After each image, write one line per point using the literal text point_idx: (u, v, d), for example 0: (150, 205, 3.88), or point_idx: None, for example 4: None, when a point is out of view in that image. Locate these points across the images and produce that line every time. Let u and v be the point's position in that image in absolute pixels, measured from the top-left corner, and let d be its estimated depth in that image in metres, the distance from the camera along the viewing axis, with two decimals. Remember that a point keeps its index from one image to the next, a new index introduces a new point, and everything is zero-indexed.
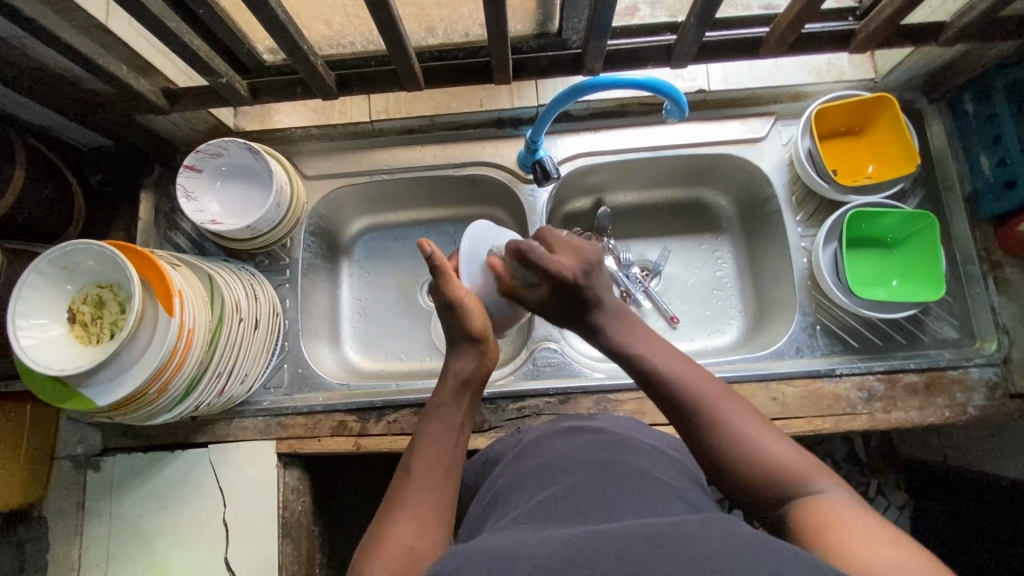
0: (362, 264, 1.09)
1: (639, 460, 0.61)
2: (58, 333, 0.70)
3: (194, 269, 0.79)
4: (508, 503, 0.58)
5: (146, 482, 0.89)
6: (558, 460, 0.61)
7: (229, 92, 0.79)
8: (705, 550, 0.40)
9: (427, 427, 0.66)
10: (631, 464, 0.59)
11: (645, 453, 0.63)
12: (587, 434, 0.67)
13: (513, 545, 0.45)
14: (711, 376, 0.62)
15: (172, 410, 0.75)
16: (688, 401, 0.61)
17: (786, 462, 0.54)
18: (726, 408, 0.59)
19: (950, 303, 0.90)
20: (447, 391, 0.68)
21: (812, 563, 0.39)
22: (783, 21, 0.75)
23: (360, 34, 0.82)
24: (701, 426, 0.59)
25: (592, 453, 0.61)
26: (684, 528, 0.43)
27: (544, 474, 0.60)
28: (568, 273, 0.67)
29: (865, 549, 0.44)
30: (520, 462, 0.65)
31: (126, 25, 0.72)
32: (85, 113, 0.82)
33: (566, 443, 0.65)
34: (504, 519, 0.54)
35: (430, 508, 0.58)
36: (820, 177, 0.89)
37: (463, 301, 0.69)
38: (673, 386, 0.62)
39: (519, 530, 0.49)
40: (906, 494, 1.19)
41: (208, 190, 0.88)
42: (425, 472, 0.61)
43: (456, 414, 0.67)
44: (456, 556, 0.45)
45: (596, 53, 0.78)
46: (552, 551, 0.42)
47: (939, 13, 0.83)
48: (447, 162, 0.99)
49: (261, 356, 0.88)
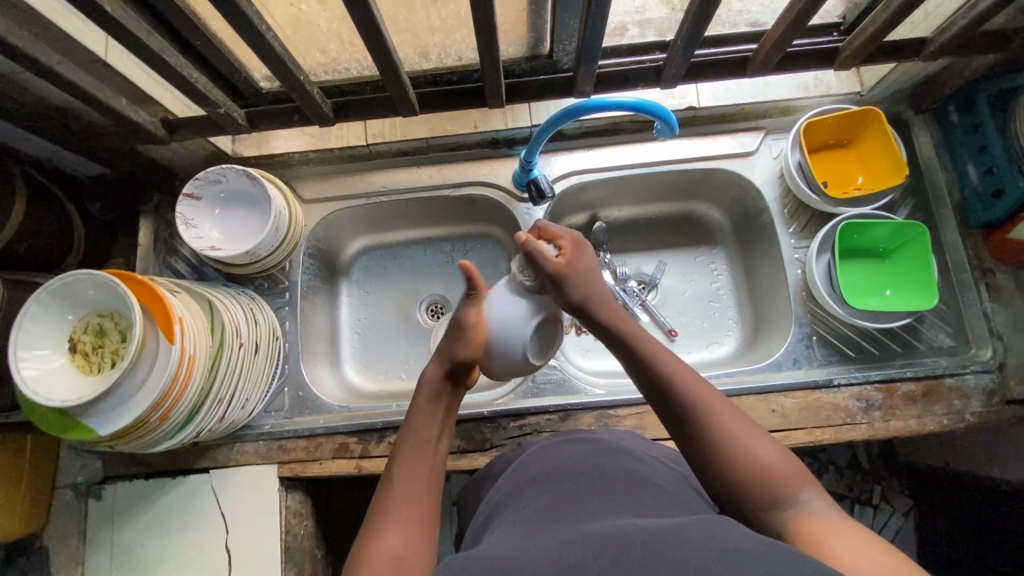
0: (360, 283, 1.09)
1: (637, 467, 0.62)
2: (59, 364, 0.70)
3: (194, 295, 0.79)
4: (507, 512, 0.58)
5: (147, 509, 0.88)
6: (557, 467, 0.62)
7: (228, 121, 0.80)
8: (702, 550, 0.41)
9: (404, 443, 0.65)
10: (628, 472, 0.60)
11: (645, 463, 0.64)
12: (581, 443, 0.68)
13: (515, 551, 0.45)
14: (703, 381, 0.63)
15: (174, 436, 0.75)
16: (687, 405, 0.60)
17: (777, 469, 0.54)
18: (721, 412, 0.59)
19: (944, 311, 0.91)
20: (423, 401, 0.67)
21: (807, 561, 0.39)
22: (768, 40, 0.76)
23: (355, 60, 0.84)
24: (696, 427, 0.59)
25: (593, 465, 0.61)
26: (684, 531, 0.43)
27: (543, 480, 0.60)
28: (568, 242, 0.70)
29: (857, 555, 0.44)
30: (520, 474, 0.65)
31: (125, 59, 0.73)
32: (85, 145, 0.83)
33: (565, 451, 0.66)
34: (503, 527, 0.54)
35: (412, 519, 0.57)
36: (812, 190, 0.90)
37: (471, 323, 0.69)
38: (671, 389, 0.62)
39: (521, 537, 0.50)
40: (910, 501, 1.16)
41: (207, 217, 0.89)
42: (410, 484, 0.61)
43: (435, 426, 0.66)
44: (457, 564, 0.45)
45: (588, 75, 0.80)
46: (554, 556, 0.43)
47: (920, 28, 0.85)
48: (443, 182, 1.00)
49: (262, 379, 0.89)
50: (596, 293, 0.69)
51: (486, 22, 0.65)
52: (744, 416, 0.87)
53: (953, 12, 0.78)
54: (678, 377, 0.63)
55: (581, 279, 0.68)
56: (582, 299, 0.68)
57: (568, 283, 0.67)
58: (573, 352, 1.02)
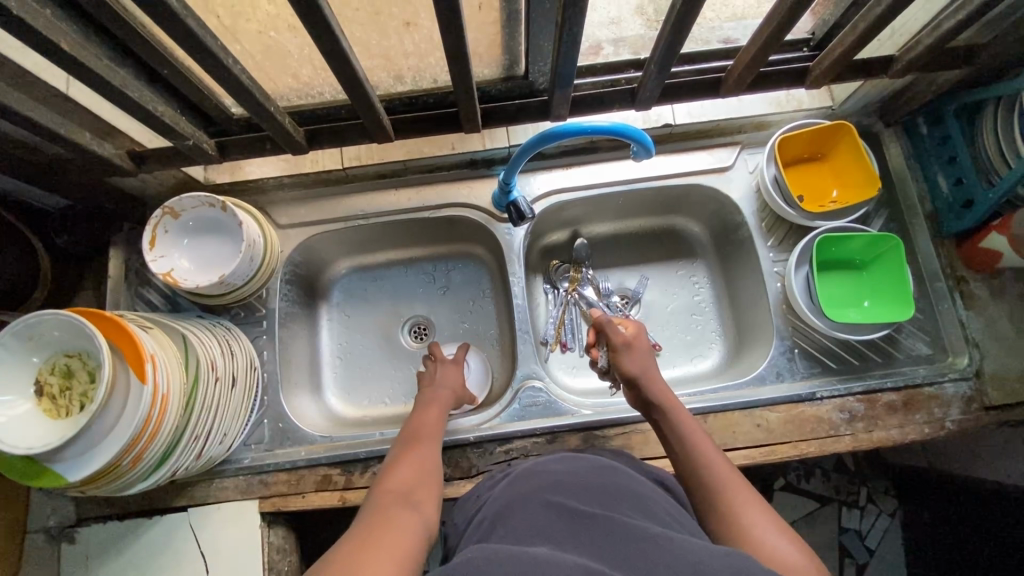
0: (341, 307, 1.07)
1: (632, 485, 0.63)
2: (25, 409, 0.67)
3: (166, 330, 0.77)
4: (498, 528, 0.57)
5: (121, 552, 0.86)
6: (551, 482, 0.61)
7: (197, 152, 0.78)
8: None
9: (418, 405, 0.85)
10: (621, 491, 0.60)
11: (632, 477, 0.65)
12: (578, 461, 0.67)
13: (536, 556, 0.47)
14: (713, 444, 0.69)
15: (147, 478, 0.72)
16: (697, 455, 0.67)
17: (758, 523, 0.58)
18: (720, 466, 0.65)
19: (922, 320, 0.92)
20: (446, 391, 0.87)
21: None
22: (741, 62, 0.77)
23: (328, 85, 0.82)
24: (701, 478, 0.65)
25: (582, 480, 0.62)
26: (700, 559, 0.46)
27: (538, 491, 0.60)
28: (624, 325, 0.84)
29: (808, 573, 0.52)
30: (510, 490, 0.64)
31: (87, 93, 0.71)
32: (48, 179, 0.80)
33: (562, 465, 0.66)
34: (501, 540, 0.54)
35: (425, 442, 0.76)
36: (788, 204, 0.91)
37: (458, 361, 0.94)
38: (693, 446, 0.69)
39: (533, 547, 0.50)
40: (896, 501, 1.18)
41: (175, 246, 0.86)
42: (425, 421, 0.80)
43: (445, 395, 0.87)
44: (476, 562, 0.45)
45: (562, 100, 0.80)
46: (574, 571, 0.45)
47: (887, 46, 0.86)
48: (423, 205, 1.00)
49: (241, 412, 0.87)
50: (651, 370, 0.79)
51: (458, 50, 0.65)
52: (729, 432, 0.87)
53: (918, 29, 0.80)
54: (697, 437, 0.70)
55: (636, 352, 0.80)
56: (636, 372, 0.78)
57: (638, 355, 0.80)
58: (560, 370, 1.02)
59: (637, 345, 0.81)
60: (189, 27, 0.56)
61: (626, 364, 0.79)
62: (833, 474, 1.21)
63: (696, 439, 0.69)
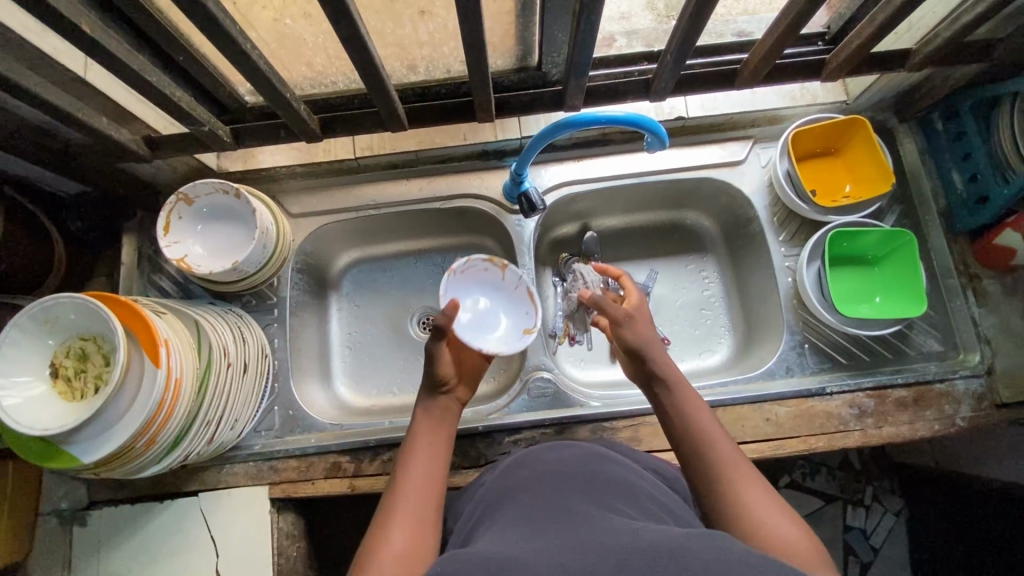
0: (351, 297, 1.08)
1: (623, 473, 0.63)
2: (40, 391, 0.68)
3: (180, 316, 0.78)
4: (496, 515, 0.58)
5: (132, 535, 0.86)
6: (550, 472, 0.62)
7: (211, 138, 0.79)
8: (703, 559, 0.42)
9: None
10: (616, 479, 0.61)
11: (628, 468, 0.65)
12: (569, 449, 0.68)
13: (513, 548, 0.47)
14: (713, 419, 0.67)
15: (160, 462, 0.73)
16: (697, 431, 0.66)
17: (757, 503, 0.58)
18: (721, 442, 0.64)
19: (933, 317, 0.91)
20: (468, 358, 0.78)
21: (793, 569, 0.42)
22: (756, 55, 0.77)
23: (341, 74, 0.83)
24: (699, 454, 0.64)
25: (582, 470, 0.62)
26: (681, 542, 0.44)
27: (537, 480, 0.60)
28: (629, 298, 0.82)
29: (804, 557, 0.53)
30: (507, 480, 0.64)
31: (104, 78, 0.72)
32: (64, 164, 0.81)
33: (557, 454, 0.66)
34: (495, 527, 0.54)
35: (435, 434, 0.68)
36: (800, 199, 0.91)
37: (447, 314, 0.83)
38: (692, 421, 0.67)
39: (520, 534, 0.50)
40: (901, 500, 1.18)
41: (189, 233, 0.87)
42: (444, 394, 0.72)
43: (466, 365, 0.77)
44: (465, 561, 0.46)
45: (577, 89, 0.80)
46: (554, 558, 0.44)
47: (904, 39, 0.85)
48: (433, 196, 1.00)
49: (252, 398, 0.87)
50: (651, 340, 0.75)
51: (475, 38, 0.65)
52: (737, 426, 0.87)
53: (935, 23, 0.79)
54: (698, 412, 0.68)
55: (638, 322, 0.77)
56: (638, 342, 0.74)
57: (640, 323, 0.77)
58: (568, 363, 1.03)
59: (639, 316, 0.78)
60: (208, 11, 0.56)
61: (625, 335, 0.75)
62: (838, 472, 1.21)
63: (696, 416, 0.67)
